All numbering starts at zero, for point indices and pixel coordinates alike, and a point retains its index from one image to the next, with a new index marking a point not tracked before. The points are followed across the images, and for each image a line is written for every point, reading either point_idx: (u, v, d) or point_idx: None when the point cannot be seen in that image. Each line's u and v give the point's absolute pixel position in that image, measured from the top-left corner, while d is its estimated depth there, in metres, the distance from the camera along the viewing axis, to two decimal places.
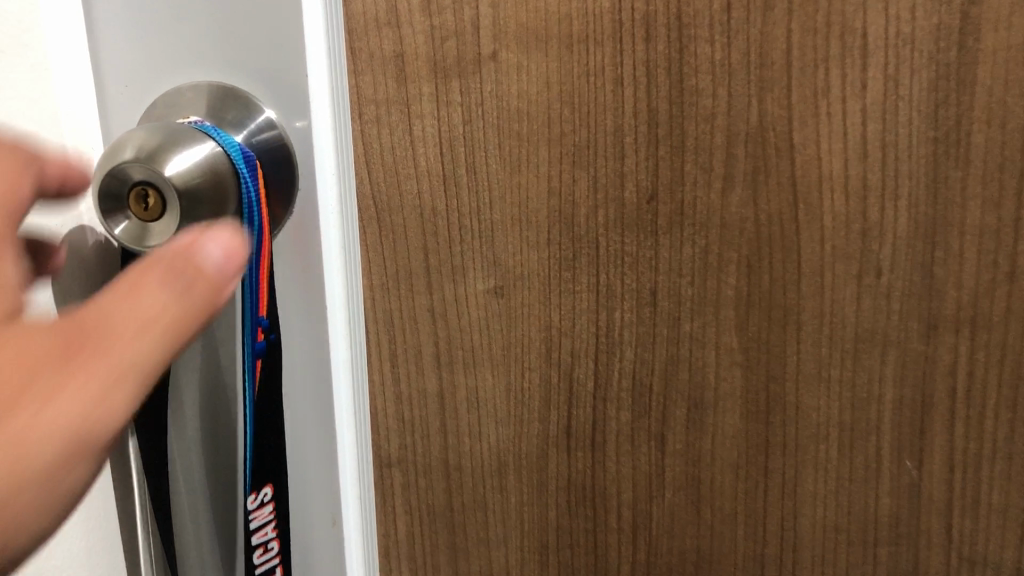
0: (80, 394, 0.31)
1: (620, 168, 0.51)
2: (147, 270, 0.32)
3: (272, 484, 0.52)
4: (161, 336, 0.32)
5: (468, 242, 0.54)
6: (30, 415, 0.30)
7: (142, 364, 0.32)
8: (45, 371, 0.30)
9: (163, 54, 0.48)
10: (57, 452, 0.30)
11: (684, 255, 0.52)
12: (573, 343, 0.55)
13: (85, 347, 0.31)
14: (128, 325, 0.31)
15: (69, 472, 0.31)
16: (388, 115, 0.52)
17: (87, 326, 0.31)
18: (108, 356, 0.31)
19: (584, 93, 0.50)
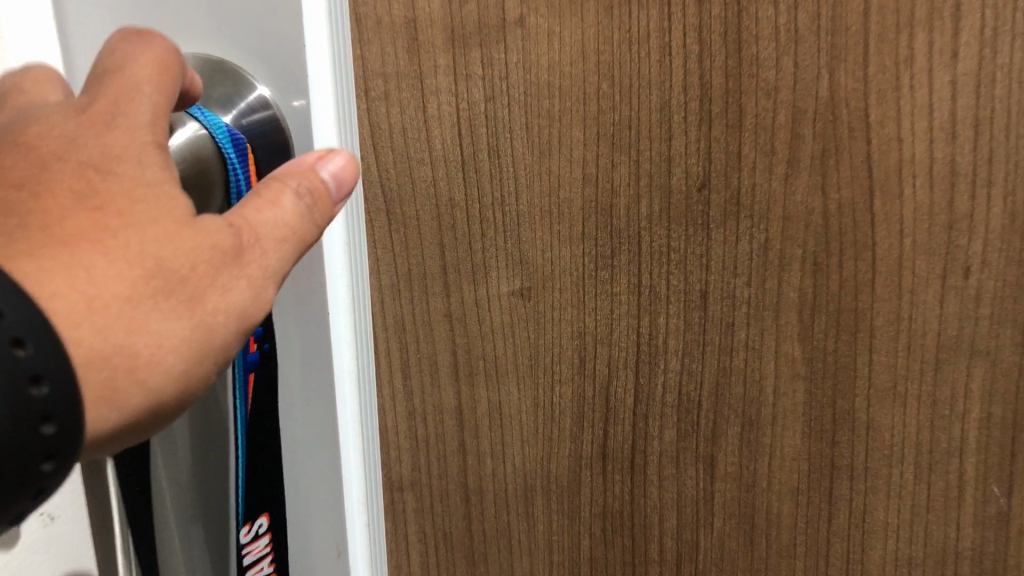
0: (246, 289, 0.28)
1: (667, 151, 0.44)
2: (283, 181, 0.29)
3: (267, 514, 0.45)
4: (298, 247, 0.29)
5: (490, 237, 0.47)
6: (209, 309, 0.27)
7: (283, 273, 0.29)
8: (212, 270, 0.27)
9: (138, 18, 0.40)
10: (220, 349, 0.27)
11: (740, 252, 0.45)
12: (610, 352, 0.48)
13: (245, 253, 0.28)
14: (275, 237, 0.28)
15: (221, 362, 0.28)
16: (399, 90, 0.45)
17: (243, 229, 0.28)
18: (261, 265, 0.28)
19: (625, 63, 0.43)
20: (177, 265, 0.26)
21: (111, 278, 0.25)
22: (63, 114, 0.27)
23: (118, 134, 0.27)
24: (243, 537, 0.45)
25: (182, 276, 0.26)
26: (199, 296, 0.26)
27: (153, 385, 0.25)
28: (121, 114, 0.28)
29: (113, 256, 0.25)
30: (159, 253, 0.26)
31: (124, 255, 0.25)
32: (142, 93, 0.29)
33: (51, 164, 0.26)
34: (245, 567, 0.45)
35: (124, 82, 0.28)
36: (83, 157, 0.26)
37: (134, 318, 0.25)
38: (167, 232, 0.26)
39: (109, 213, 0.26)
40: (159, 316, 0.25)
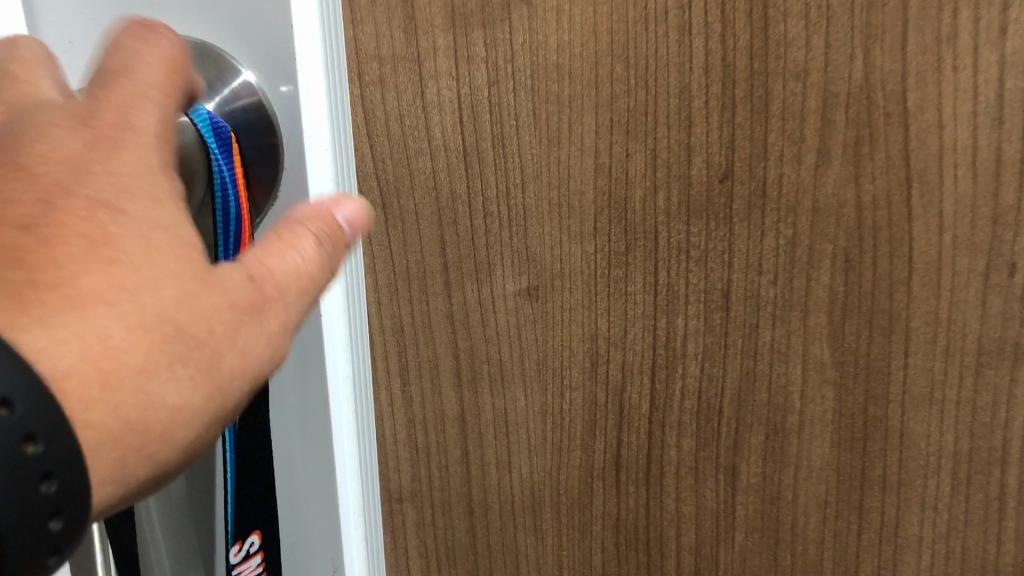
0: (263, 344, 0.25)
1: (686, 139, 0.41)
2: (293, 226, 0.26)
3: (259, 533, 0.42)
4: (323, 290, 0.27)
5: (495, 233, 0.43)
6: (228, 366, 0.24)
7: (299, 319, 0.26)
8: (228, 325, 0.24)
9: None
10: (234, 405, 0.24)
11: (765, 248, 0.42)
12: (624, 356, 0.45)
13: (267, 306, 0.25)
14: (292, 290, 0.25)
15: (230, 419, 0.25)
16: (395, 75, 0.41)
17: (265, 284, 0.25)
18: (281, 317, 0.25)
19: (641, 43, 0.40)
20: (201, 315, 0.23)
21: (123, 340, 0.22)
22: (65, 128, 0.24)
23: (129, 158, 0.25)
24: (233, 558, 0.41)
25: (200, 334, 0.23)
26: (219, 351, 0.23)
27: (162, 454, 0.22)
28: (128, 131, 0.25)
29: (126, 312, 0.22)
30: (173, 310, 0.23)
31: (141, 310, 0.22)
32: (150, 104, 0.26)
33: (59, 200, 0.23)
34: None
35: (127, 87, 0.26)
36: (97, 193, 0.23)
37: (151, 378, 0.22)
38: (182, 286, 0.23)
39: (123, 267, 0.22)
40: (173, 378, 0.22)
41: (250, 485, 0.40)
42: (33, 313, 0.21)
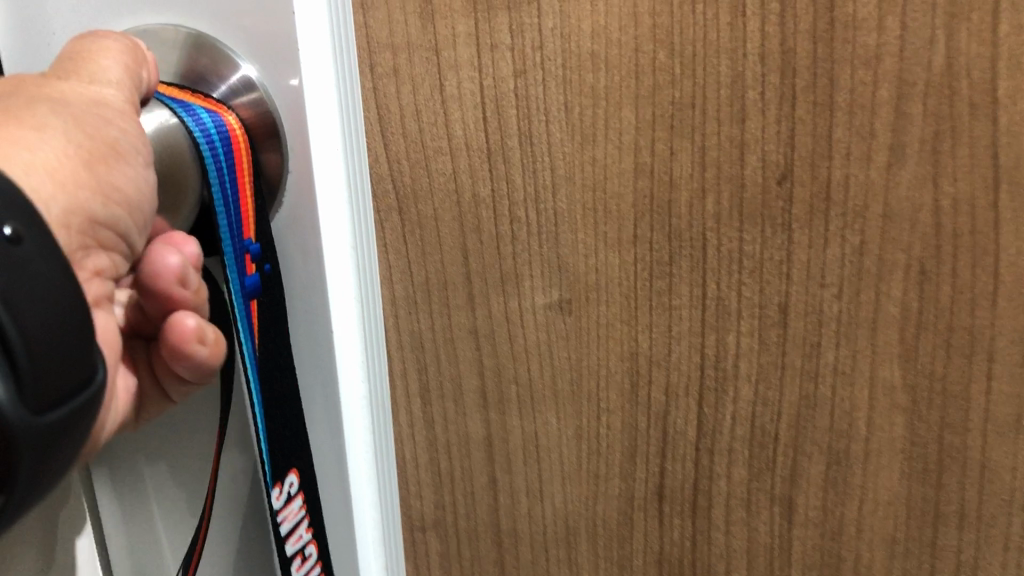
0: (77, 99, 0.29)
1: (738, 134, 0.36)
2: (79, 47, 0.31)
3: (297, 472, 0.38)
4: (111, 58, 0.31)
5: (522, 241, 0.39)
6: (54, 89, 0.29)
7: (111, 78, 0.31)
8: (19, 80, 0.29)
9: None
10: (104, 119, 0.30)
11: (829, 258, 0.37)
12: (667, 377, 0.40)
13: (87, 74, 0.30)
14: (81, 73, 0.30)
15: (114, 137, 0.30)
16: (411, 65, 0.37)
17: (82, 68, 0.30)
18: (92, 69, 0.31)
19: (687, 28, 0.35)
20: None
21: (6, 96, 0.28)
22: None
23: None
24: (275, 502, 0.37)
25: (12, 87, 0.29)
26: (36, 88, 0.29)
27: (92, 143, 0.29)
28: None
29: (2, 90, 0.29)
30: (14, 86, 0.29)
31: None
32: None
33: None
34: (280, 539, 0.37)
35: None
36: None
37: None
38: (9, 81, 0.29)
39: None
40: (46, 106, 0.28)
41: (281, 454, 0.37)
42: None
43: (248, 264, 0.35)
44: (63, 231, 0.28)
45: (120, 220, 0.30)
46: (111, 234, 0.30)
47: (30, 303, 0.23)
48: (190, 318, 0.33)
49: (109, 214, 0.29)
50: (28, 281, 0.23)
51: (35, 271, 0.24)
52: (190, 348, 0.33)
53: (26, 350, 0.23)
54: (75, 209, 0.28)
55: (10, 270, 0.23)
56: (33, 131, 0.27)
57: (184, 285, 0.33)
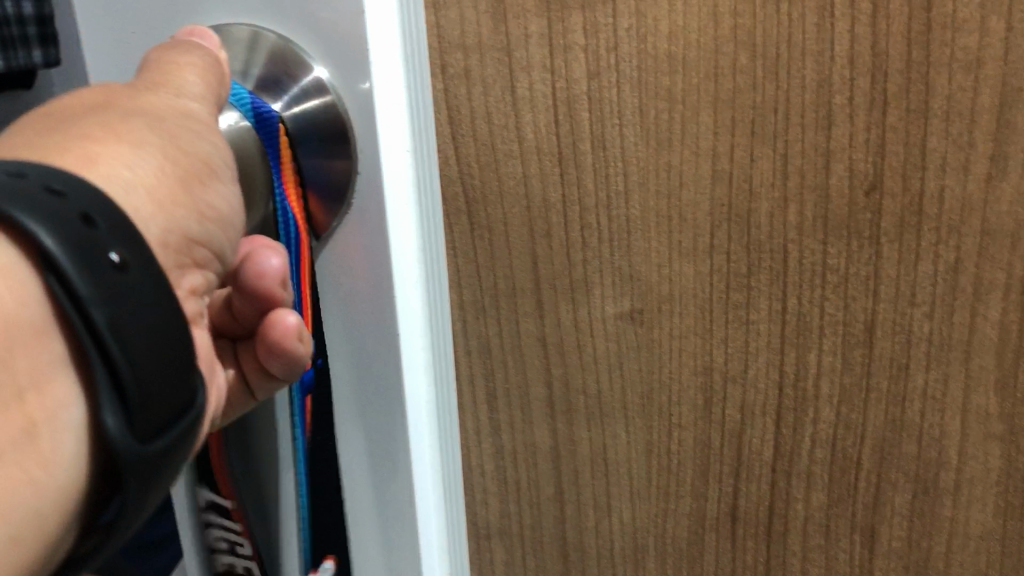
0: (169, 110, 0.28)
1: (824, 142, 0.34)
2: (162, 56, 0.30)
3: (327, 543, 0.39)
4: (194, 74, 0.30)
5: (592, 248, 0.38)
6: (143, 100, 0.28)
7: (195, 92, 0.30)
8: (107, 90, 0.28)
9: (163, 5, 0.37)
10: (194, 134, 0.29)
11: (920, 275, 0.35)
12: (743, 396, 0.38)
13: (172, 82, 0.29)
14: (168, 82, 0.29)
15: (206, 152, 0.29)
16: (483, 66, 0.36)
17: (167, 78, 0.29)
18: (177, 82, 0.30)
19: (771, 29, 0.33)
20: (72, 103, 0.27)
21: (97, 114, 0.27)
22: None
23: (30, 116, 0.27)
24: None
25: (102, 99, 0.28)
26: (127, 99, 0.28)
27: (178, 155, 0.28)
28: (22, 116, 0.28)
29: (92, 106, 0.27)
30: (99, 100, 0.28)
31: (17, 125, 0.27)
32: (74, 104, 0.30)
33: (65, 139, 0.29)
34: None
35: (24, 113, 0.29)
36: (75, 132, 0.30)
37: (89, 122, 0.26)
38: (99, 97, 0.28)
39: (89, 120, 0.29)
40: (137, 120, 0.27)
41: None
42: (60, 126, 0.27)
43: (303, 288, 0.37)
44: (160, 253, 0.27)
45: (213, 238, 0.30)
46: (205, 252, 0.29)
47: (137, 335, 0.22)
48: (290, 315, 0.36)
49: (202, 233, 0.29)
50: (138, 314, 0.22)
51: (143, 300, 0.23)
52: (291, 345, 0.36)
53: (137, 390, 0.22)
54: (172, 229, 0.27)
55: (120, 301, 0.22)
56: (130, 147, 0.26)
57: (280, 288, 0.35)
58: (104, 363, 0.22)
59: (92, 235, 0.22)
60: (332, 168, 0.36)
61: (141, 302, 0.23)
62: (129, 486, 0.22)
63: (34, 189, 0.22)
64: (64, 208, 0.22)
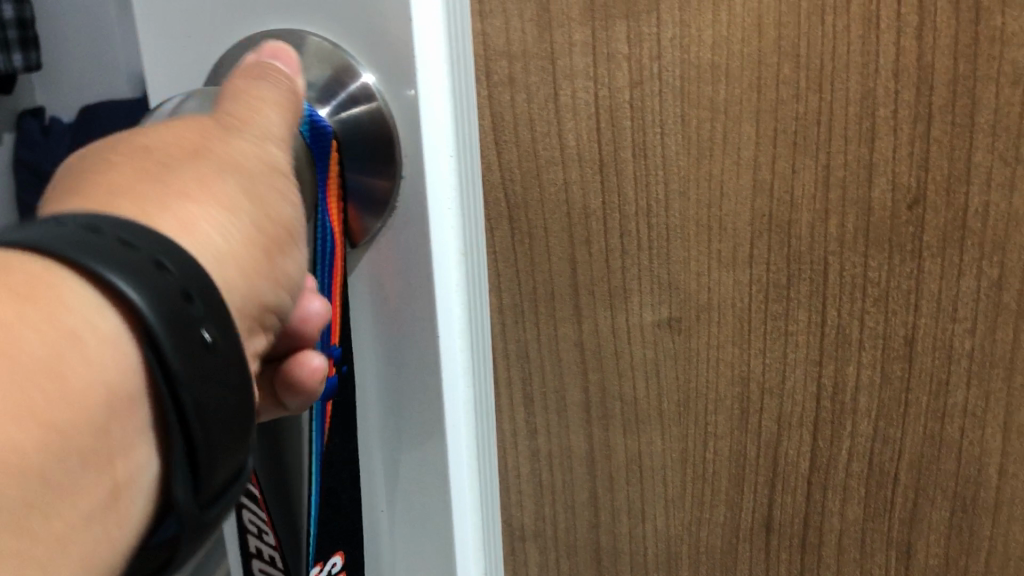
0: (256, 161, 0.30)
1: (867, 155, 0.34)
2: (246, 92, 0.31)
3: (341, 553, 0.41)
4: (277, 112, 0.32)
5: (632, 255, 0.38)
6: (227, 146, 0.29)
7: (277, 134, 0.31)
8: (201, 129, 0.29)
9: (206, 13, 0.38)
10: (279, 192, 0.31)
11: (962, 290, 0.34)
12: (780, 407, 0.38)
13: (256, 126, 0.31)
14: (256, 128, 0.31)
15: (286, 216, 0.31)
16: (526, 74, 0.36)
17: (253, 124, 0.31)
18: (261, 125, 0.31)
19: (815, 40, 0.33)
20: (172, 142, 0.28)
21: (192, 165, 0.28)
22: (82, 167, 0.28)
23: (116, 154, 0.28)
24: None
25: (195, 143, 0.29)
26: (217, 145, 0.29)
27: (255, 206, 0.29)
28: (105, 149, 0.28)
29: (180, 152, 0.28)
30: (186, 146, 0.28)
31: (108, 160, 0.27)
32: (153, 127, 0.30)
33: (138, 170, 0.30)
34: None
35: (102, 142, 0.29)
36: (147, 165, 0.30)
37: (185, 172, 0.27)
38: (184, 144, 0.28)
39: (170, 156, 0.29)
40: (227, 175, 0.28)
41: None
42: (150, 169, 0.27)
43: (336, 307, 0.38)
44: (235, 315, 0.29)
45: (286, 304, 0.32)
46: (275, 317, 0.31)
47: (213, 408, 0.23)
48: (316, 357, 0.37)
49: (275, 298, 0.31)
50: (209, 388, 0.23)
51: (220, 376, 0.24)
52: (311, 385, 0.36)
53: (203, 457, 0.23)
54: (249, 295, 0.29)
55: (204, 377, 0.23)
56: (226, 211, 0.28)
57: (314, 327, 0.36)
58: (183, 432, 0.23)
59: (190, 312, 0.23)
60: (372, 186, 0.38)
61: (218, 377, 0.24)
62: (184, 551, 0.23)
63: (144, 262, 0.23)
64: (168, 283, 0.23)
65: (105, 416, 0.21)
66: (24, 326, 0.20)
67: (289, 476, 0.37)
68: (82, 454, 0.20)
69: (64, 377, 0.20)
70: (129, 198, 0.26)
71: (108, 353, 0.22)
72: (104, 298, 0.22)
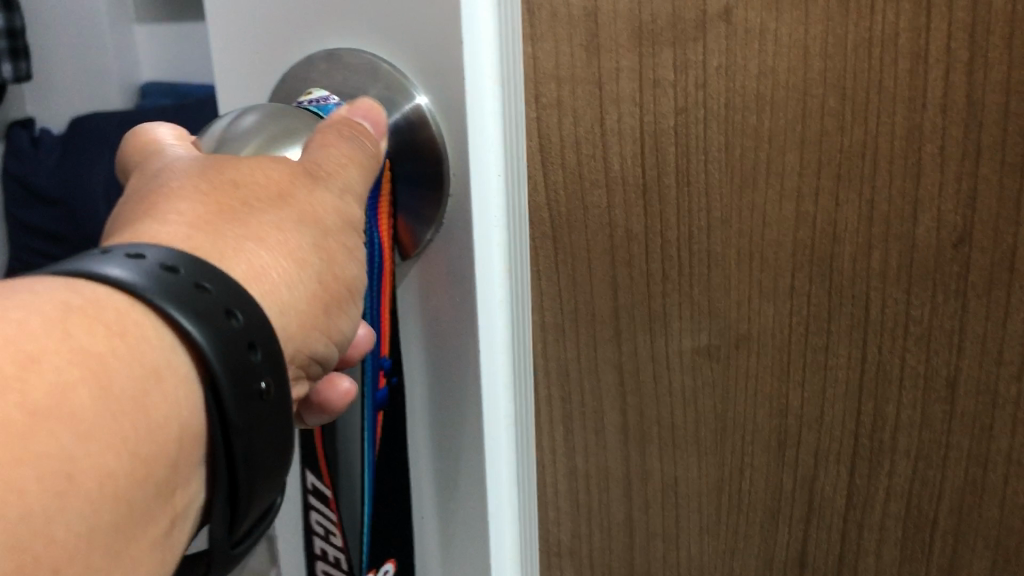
0: (326, 203, 0.31)
1: (913, 191, 0.33)
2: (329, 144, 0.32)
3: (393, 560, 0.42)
4: (359, 172, 0.33)
5: (672, 280, 0.38)
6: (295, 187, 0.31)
7: (357, 189, 0.33)
8: (286, 173, 0.31)
9: (270, 36, 0.40)
10: (349, 249, 0.32)
11: (1013, 331, 0.34)
12: (818, 442, 0.37)
13: (329, 176, 0.32)
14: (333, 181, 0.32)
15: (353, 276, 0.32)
16: (574, 98, 0.37)
17: (328, 172, 0.32)
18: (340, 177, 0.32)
19: (861, 72, 0.33)
20: (258, 181, 0.30)
21: (272, 214, 0.29)
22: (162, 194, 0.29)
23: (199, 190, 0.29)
24: None
25: (279, 185, 0.30)
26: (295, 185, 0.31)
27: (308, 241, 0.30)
28: (189, 182, 0.29)
29: (262, 196, 0.30)
30: (264, 184, 0.30)
31: (189, 185, 0.29)
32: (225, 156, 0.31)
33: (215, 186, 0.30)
34: None
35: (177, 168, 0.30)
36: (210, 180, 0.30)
37: (262, 219, 0.29)
38: (260, 183, 0.30)
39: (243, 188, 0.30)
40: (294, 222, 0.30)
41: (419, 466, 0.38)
42: (227, 209, 0.29)
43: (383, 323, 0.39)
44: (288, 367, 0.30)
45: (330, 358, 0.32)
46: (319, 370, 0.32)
47: (260, 452, 0.27)
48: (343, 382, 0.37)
49: (326, 353, 0.32)
50: (276, 421, 0.27)
51: (272, 420, 0.27)
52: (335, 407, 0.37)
53: (248, 482, 0.27)
54: (301, 347, 0.31)
55: (258, 424, 0.26)
56: (295, 266, 0.29)
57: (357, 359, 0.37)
58: (225, 460, 0.26)
59: (250, 361, 0.26)
60: (423, 213, 0.39)
61: (282, 425, 0.28)
62: (214, 560, 0.27)
63: (218, 313, 0.25)
64: (236, 336, 0.26)
65: (176, 449, 0.24)
66: (115, 364, 0.23)
67: (341, 477, 0.38)
68: (156, 485, 0.23)
69: (149, 408, 0.23)
70: (206, 234, 0.28)
71: (185, 390, 0.24)
72: (183, 339, 0.25)
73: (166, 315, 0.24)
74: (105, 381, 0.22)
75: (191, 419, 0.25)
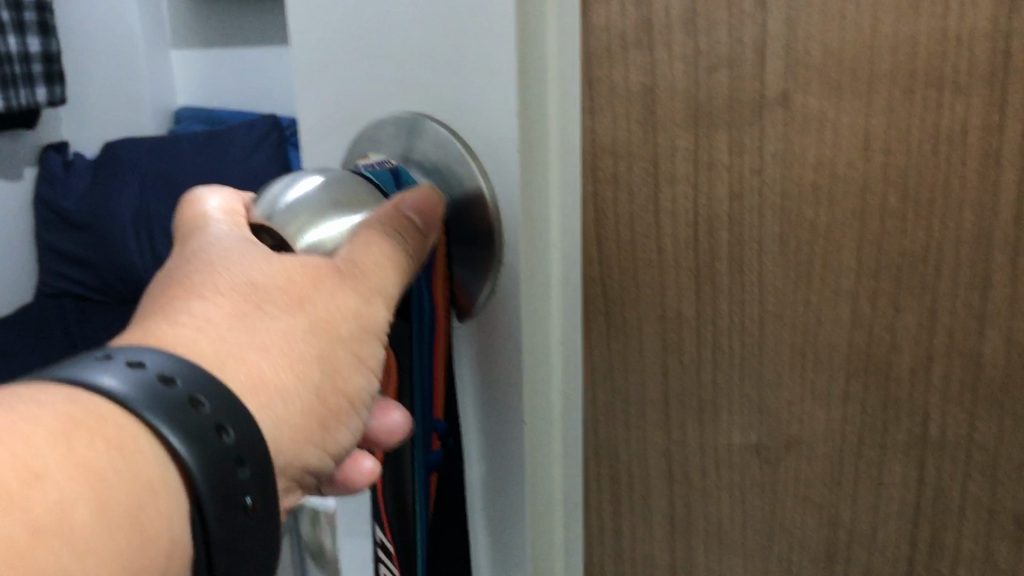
0: (349, 304, 0.31)
1: (981, 307, 0.31)
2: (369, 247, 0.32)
3: None
4: (397, 275, 0.33)
5: (723, 372, 0.36)
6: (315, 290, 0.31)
7: (389, 292, 0.33)
8: (313, 273, 0.31)
9: (354, 93, 0.41)
10: (361, 358, 0.32)
11: None
12: (868, 561, 0.35)
13: (360, 279, 0.32)
14: (362, 285, 0.32)
15: (357, 388, 0.32)
16: (630, 173, 0.35)
17: (360, 272, 0.32)
18: (374, 281, 0.32)
19: (926, 170, 0.30)
20: (280, 285, 0.30)
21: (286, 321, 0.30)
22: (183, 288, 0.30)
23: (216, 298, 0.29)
24: None
25: (302, 287, 0.31)
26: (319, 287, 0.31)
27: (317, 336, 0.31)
28: (208, 278, 0.30)
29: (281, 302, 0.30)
30: (286, 287, 0.30)
31: (211, 284, 0.30)
32: (252, 251, 0.31)
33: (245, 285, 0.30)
34: None
35: (203, 258, 0.31)
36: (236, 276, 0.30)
37: (270, 329, 0.30)
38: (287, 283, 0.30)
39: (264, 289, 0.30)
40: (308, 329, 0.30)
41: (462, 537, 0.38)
42: (239, 310, 0.29)
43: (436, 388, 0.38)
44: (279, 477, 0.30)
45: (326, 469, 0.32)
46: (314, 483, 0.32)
47: (238, 560, 0.27)
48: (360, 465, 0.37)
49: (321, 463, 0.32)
50: (258, 529, 0.28)
51: (253, 531, 0.28)
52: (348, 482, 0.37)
53: None
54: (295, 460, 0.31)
55: (239, 537, 0.27)
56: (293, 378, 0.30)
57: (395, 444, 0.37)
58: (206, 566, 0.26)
59: (236, 478, 0.26)
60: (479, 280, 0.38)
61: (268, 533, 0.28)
62: None
63: (208, 430, 0.26)
64: (224, 453, 0.26)
65: (165, 561, 0.24)
66: (111, 480, 0.23)
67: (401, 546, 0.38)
68: None
69: (138, 523, 0.23)
70: (210, 340, 0.28)
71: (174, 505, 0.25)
72: (169, 451, 0.25)
73: (155, 430, 0.25)
74: (101, 497, 0.23)
75: (178, 533, 0.25)
